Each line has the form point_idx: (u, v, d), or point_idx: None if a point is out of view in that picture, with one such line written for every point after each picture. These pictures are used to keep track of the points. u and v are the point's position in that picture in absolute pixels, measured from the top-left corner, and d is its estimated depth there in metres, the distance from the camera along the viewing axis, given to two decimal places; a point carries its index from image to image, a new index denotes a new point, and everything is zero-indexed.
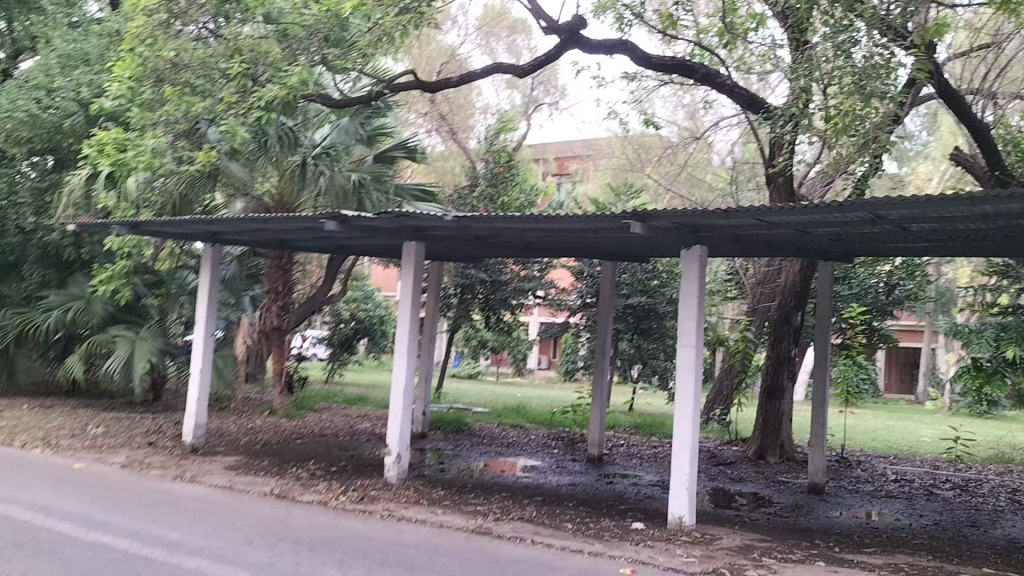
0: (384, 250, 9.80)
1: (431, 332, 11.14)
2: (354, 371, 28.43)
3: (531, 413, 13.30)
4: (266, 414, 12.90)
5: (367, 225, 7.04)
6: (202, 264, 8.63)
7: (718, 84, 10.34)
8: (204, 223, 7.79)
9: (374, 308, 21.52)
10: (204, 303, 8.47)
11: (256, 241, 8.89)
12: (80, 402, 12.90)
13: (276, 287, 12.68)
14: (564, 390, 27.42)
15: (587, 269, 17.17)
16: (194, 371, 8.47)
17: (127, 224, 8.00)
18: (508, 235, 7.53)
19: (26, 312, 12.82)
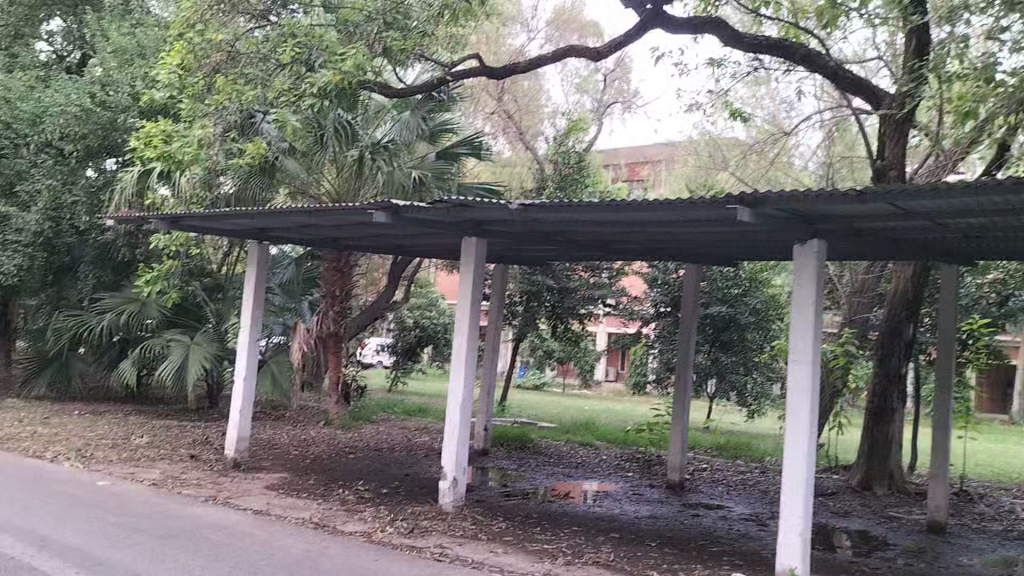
0: (446, 250, 9.00)
1: (495, 341, 10.27)
2: (418, 380, 27.87)
3: (602, 430, 12.34)
4: (322, 425, 12.22)
5: (423, 217, 6.20)
6: (249, 263, 7.92)
7: (816, 66, 9.36)
8: (247, 217, 7.08)
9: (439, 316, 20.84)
10: (251, 305, 7.77)
11: (305, 238, 8.18)
12: (134, 409, 12.44)
13: (335, 290, 11.98)
14: (634, 403, 26.32)
15: (661, 276, 16.16)
16: (238, 379, 7.74)
17: (166, 218, 7.28)
18: (581, 230, 6.63)
19: (80, 315, 12.44)
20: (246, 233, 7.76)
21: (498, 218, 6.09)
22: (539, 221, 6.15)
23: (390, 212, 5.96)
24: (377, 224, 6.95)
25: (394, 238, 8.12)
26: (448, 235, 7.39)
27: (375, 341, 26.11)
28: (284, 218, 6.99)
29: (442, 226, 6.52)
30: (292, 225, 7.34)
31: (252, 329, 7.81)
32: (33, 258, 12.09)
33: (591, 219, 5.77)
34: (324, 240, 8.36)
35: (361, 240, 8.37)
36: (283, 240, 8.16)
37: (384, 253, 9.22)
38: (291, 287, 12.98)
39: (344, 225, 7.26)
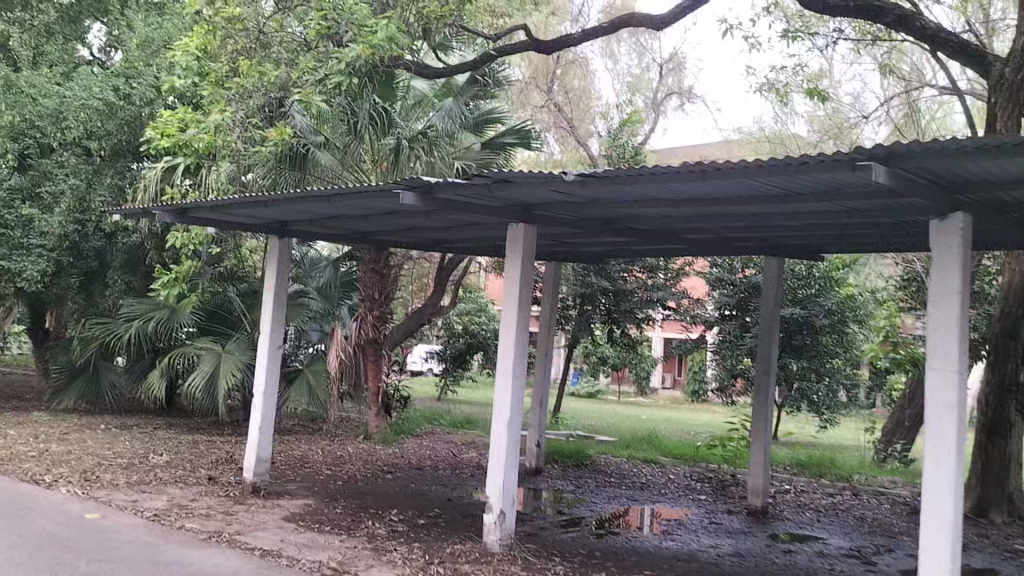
0: (491, 245, 8.00)
1: (546, 346, 9.22)
2: (468, 389, 26.99)
3: (666, 445, 11.20)
4: (361, 439, 11.28)
5: (463, 199, 5.17)
6: (268, 258, 7.01)
7: (916, 28, 8.12)
8: (264, 210, 6.15)
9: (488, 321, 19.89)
10: (270, 306, 6.84)
11: (333, 231, 7.26)
12: (164, 423, 11.69)
13: (374, 294, 11.09)
14: (696, 413, 24.98)
15: (726, 275, 14.93)
16: (257, 392, 6.81)
17: (170, 209, 6.36)
18: (648, 213, 5.57)
19: (108, 323, 11.74)
20: (266, 225, 6.84)
21: (552, 197, 5.04)
22: (602, 201, 5.09)
23: (421, 194, 4.94)
24: (409, 210, 5.97)
25: (431, 230, 7.16)
26: (493, 222, 6.39)
27: (423, 348, 25.35)
28: (304, 208, 6.04)
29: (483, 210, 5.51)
30: (314, 216, 6.42)
31: (272, 342, 6.87)
32: (58, 262, 11.47)
33: (667, 194, 4.67)
34: (354, 234, 7.42)
35: (395, 233, 7.42)
36: (309, 233, 7.23)
37: (422, 250, 8.27)
38: (330, 290, 12.17)
39: (373, 214, 6.31)
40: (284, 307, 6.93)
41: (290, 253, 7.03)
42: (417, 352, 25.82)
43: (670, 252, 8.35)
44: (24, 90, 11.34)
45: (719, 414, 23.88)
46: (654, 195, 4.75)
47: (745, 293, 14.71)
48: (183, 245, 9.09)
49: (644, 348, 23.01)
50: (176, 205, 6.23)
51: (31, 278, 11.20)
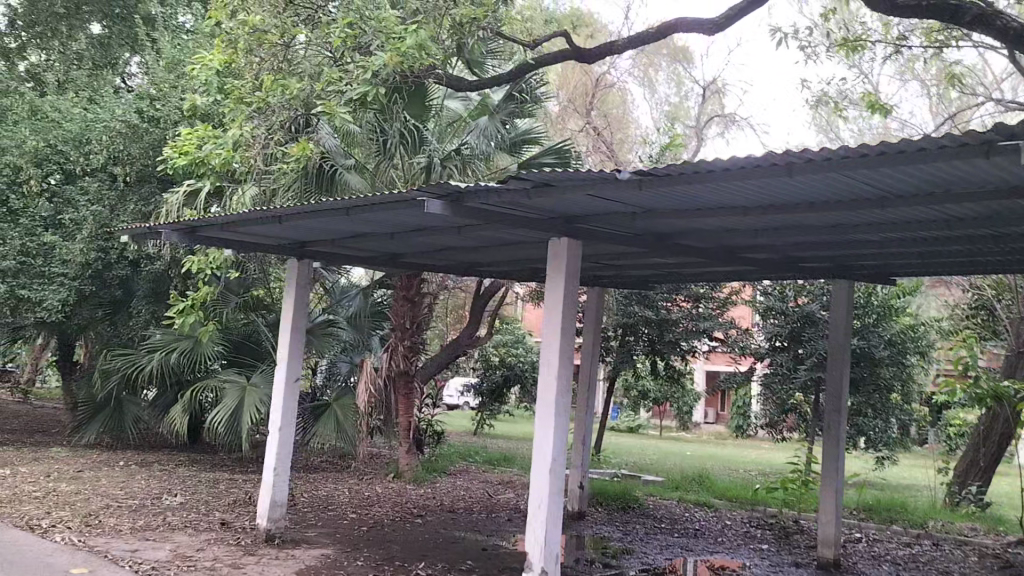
0: (530, 267, 7.37)
1: (590, 377, 8.51)
2: (504, 423, 26.24)
3: (719, 487, 10.36)
4: (389, 478, 10.56)
5: (499, 210, 4.55)
6: (287, 284, 6.43)
7: (993, 27, 7.41)
8: (278, 228, 5.58)
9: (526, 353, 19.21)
10: (288, 335, 6.24)
11: (359, 252, 6.68)
12: (187, 460, 11.14)
13: (405, 324, 10.46)
14: (741, 449, 23.93)
15: (777, 304, 14.10)
16: (272, 430, 6.20)
17: (179, 229, 5.80)
18: (709, 225, 4.90)
19: (130, 355, 11.26)
20: (284, 244, 6.28)
21: (601, 206, 4.40)
22: (658, 209, 4.43)
23: (452, 204, 4.33)
24: (440, 226, 5.38)
25: (465, 251, 6.55)
26: (532, 240, 5.76)
27: (458, 381, 24.77)
28: (321, 225, 5.46)
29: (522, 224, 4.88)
30: (336, 234, 5.82)
31: (290, 375, 6.26)
32: (81, 292, 11.07)
33: (736, 199, 4.00)
34: (381, 255, 6.84)
35: (426, 255, 6.83)
36: (331, 254, 6.66)
37: (455, 274, 7.66)
38: (360, 319, 11.60)
39: (400, 232, 5.72)
40: (303, 336, 6.33)
41: (312, 278, 6.45)
42: (453, 385, 25.15)
43: (725, 274, 7.63)
44: (49, 114, 11.09)
45: (767, 450, 22.81)
46: (721, 200, 4.08)
47: (798, 323, 13.85)
48: (202, 270, 8.58)
49: (687, 382, 22.12)
50: (182, 223, 5.68)
51: (52, 307, 10.80)
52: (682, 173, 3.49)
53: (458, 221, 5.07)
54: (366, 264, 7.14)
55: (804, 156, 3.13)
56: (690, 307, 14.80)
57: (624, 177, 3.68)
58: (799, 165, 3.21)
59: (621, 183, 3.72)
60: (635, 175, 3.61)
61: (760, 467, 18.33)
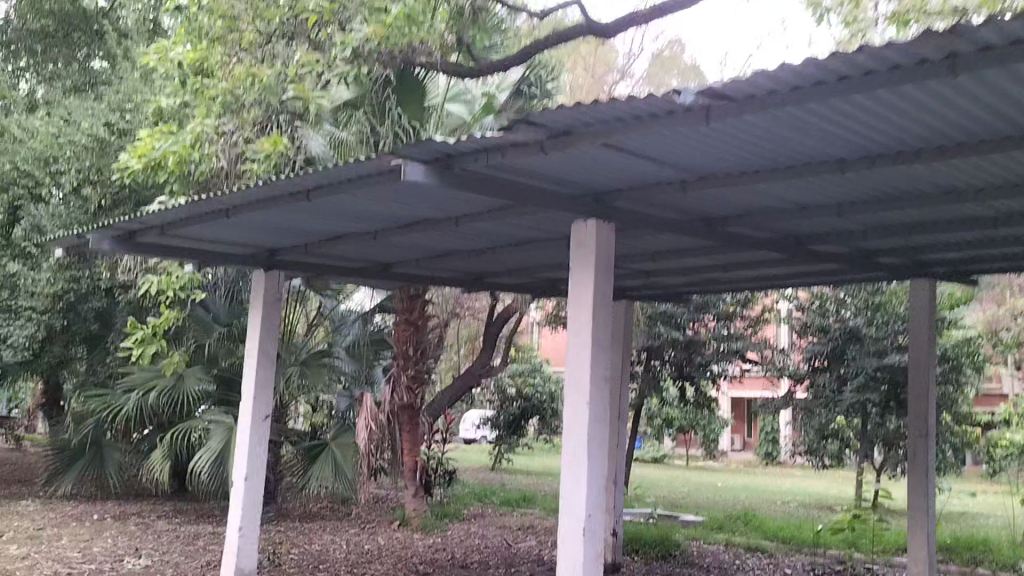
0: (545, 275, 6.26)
1: (618, 410, 7.31)
2: (522, 458, 24.94)
3: (769, 528, 9.03)
4: (395, 526, 9.29)
5: (504, 179, 3.38)
6: (252, 301, 5.33)
7: None
8: (231, 224, 4.47)
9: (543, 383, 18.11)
10: (254, 364, 5.15)
11: (341, 258, 5.54)
12: (172, 511, 9.97)
13: (407, 350, 9.27)
14: (774, 478, 22.48)
15: (818, 321, 12.68)
16: (238, 479, 5.12)
17: (116, 237, 4.70)
18: (780, 196, 3.73)
19: (106, 396, 10.13)
20: (248, 251, 5.19)
21: (642, 165, 3.23)
22: (719, 168, 3.27)
23: (440, 172, 3.18)
24: (433, 214, 4.23)
25: (468, 254, 5.39)
26: (551, 231, 4.61)
27: (474, 414, 23.58)
28: (282, 218, 4.33)
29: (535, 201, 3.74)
30: (308, 232, 4.71)
31: (257, 410, 5.18)
32: (52, 327, 10.02)
33: (835, 139, 2.83)
34: (369, 261, 5.71)
35: (422, 260, 5.68)
36: (307, 260, 5.53)
37: (459, 286, 6.50)
38: (359, 349, 10.51)
39: (385, 227, 4.59)
40: (273, 361, 5.25)
41: (282, 291, 5.36)
42: (469, 418, 23.92)
43: (776, 276, 6.49)
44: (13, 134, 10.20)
45: (803, 479, 21.34)
46: (813, 144, 2.91)
47: (840, 340, 12.40)
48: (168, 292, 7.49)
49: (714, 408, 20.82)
50: (111, 228, 4.56)
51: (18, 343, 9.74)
52: (772, 88, 2.32)
53: (453, 202, 3.93)
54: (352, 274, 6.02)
55: (980, 41, 1.96)
56: (716, 328, 13.54)
57: (682, 110, 2.52)
58: (967, 59, 2.04)
59: (676, 117, 2.56)
60: (701, 101, 2.44)
61: (800, 499, 16.96)
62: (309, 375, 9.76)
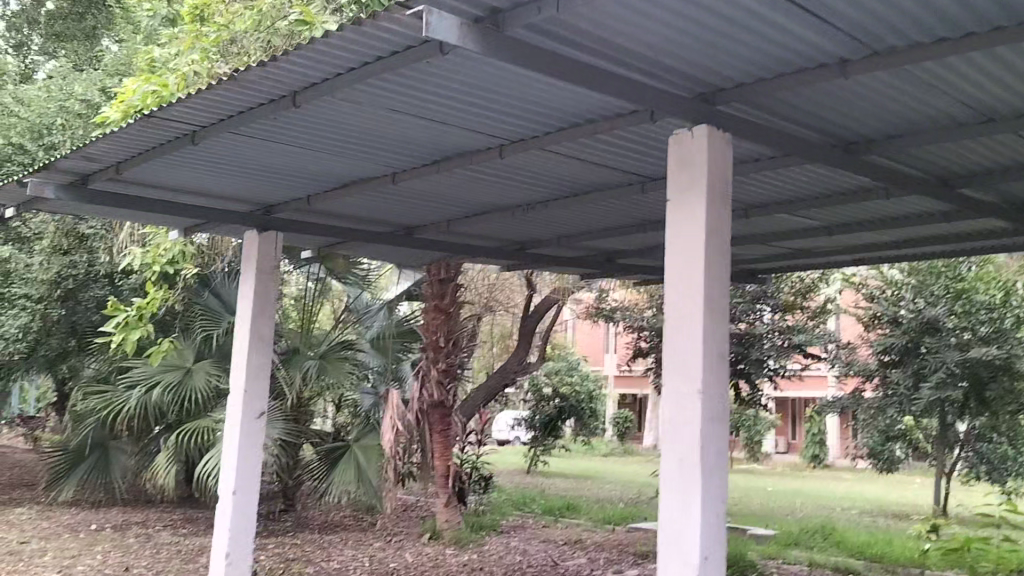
0: (603, 241, 5.17)
1: None
2: (557, 462, 23.80)
3: (852, 546, 7.82)
4: (426, 540, 8.10)
5: (579, 57, 2.30)
6: (245, 268, 4.32)
7: None
8: (206, 160, 3.44)
9: (582, 381, 16.99)
10: (244, 348, 4.15)
11: (355, 216, 4.50)
12: (180, 523, 8.91)
13: (437, 341, 8.19)
14: (825, 482, 21.13)
15: (887, 311, 10.68)
16: (226, 493, 4.10)
17: (70, 182, 3.65)
18: (967, 91, 2.63)
19: (107, 394, 8.89)
20: (241, 205, 4.13)
21: (795, 23, 2.12)
22: (912, 29, 2.16)
23: (486, 36, 2.08)
24: (469, 139, 3.17)
25: (511, 211, 4.32)
26: (625, 167, 3.52)
27: (507, 415, 22.51)
28: (269, 147, 3.29)
29: (617, 101, 2.66)
30: (310, 170, 3.63)
31: (250, 407, 4.18)
32: (47, 317, 9.06)
33: None
34: (390, 222, 4.66)
35: (454, 222, 4.62)
36: (311, 218, 4.48)
37: (497, 258, 5.44)
38: (383, 341, 9.43)
39: (404, 166, 3.53)
40: (269, 344, 4.25)
41: (280, 258, 4.34)
42: (500, 420, 22.80)
43: (886, 243, 5.32)
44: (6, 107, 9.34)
45: (857, 484, 19.92)
46: None
47: (914, 333, 10.41)
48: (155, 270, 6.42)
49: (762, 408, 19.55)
50: (53, 171, 3.53)
51: (9, 336, 8.78)
52: None
53: (497, 112, 2.85)
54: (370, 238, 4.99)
55: None
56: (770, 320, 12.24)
57: None
58: None
59: None
60: None
61: (860, 507, 15.65)
62: (330, 370, 8.72)
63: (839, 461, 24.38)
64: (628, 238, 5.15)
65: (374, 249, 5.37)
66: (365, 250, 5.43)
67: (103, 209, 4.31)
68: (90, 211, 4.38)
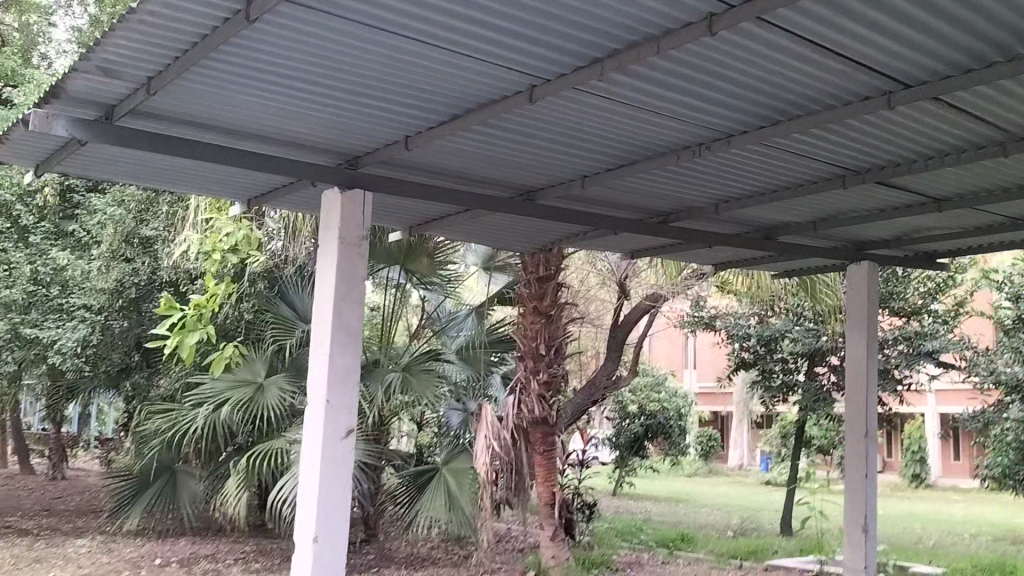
0: (772, 205, 4.03)
1: (866, 426, 4.96)
2: (640, 483, 22.32)
3: None
4: None
5: None
6: (325, 237, 3.20)
7: None
8: (266, 64, 2.42)
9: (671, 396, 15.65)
10: (327, 346, 3.06)
11: (462, 171, 3.43)
12: (250, 559, 7.85)
13: (537, 349, 7.08)
14: (938, 503, 19.28)
15: None
16: (305, 541, 3.02)
17: (90, 108, 2.68)
18: None
19: (172, 412, 7.88)
20: (317, 153, 3.12)
21: None
22: None
23: None
24: (653, 10, 2.10)
25: (674, 156, 3.18)
26: (869, 63, 2.41)
27: None
28: (357, 36, 2.25)
29: None
30: (410, 85, 2.57)
31: (334, 427, 3.08)
32: (108, 329, 8.27)
33: None
34: (506, 180, 3.57)
35: (590, 177, 3.49)
36: (405, 173, 3.42)
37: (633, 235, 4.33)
38: (472, 351, 8.38)
39: (545, 73, 2.47)
40: (358, 342, 3.13)
41: (368, 225, 3.23)
42: None
43: None
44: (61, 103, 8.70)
45: (973, 507, 17.96)
46: None
47: None
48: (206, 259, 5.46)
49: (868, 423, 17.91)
50: (67, 98, 2.63)
51: (67, 350, 8.01)
52: None
53: None
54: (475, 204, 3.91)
55: None
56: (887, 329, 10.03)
57: None
58: None
59: None
60: None
61: (993, 533, 13.92)
62: (413, 382, 7.65)
63: (943, 482, 22.32)
64: (810, 200, 3.96)
65: (478, 223, 4.28)
66: (466, 225, 4.36)
67: (147, 167, 3.38)
68: (133, 172, 3.47)
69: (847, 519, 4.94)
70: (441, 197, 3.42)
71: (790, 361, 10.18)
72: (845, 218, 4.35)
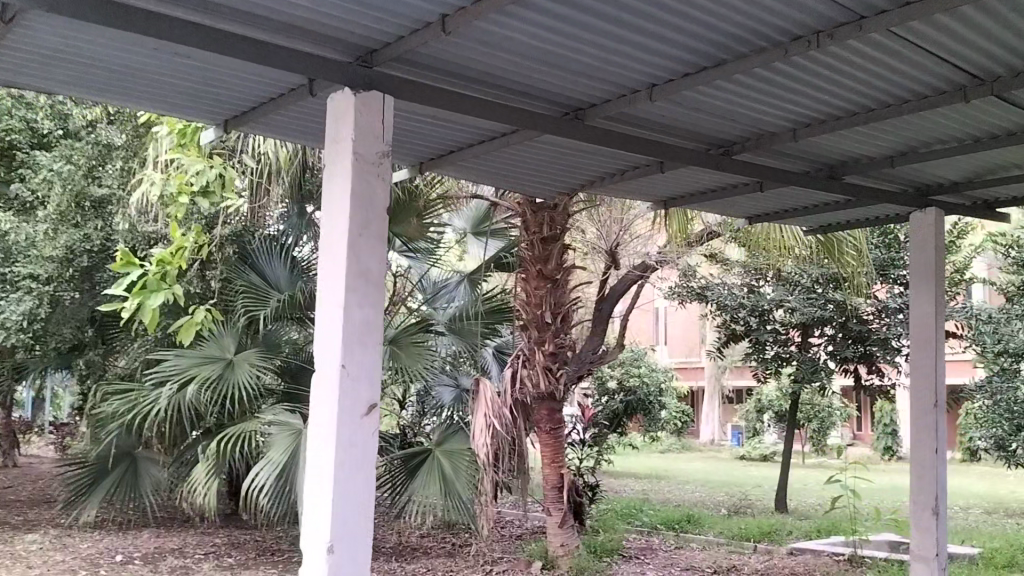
0: (857, 130, 3.37)
1: (931, 393, 4.36)
2: (614, 461, 21.82)
3: None
4: (536, 568, 6.33)
5: None
6: (333, 156, 2.45)
7: None
8: None
9: (649, 371, 15.06)
10: (342, 296, 2.33)
11: (502, 74, 2.70)
12: (223, 554, 7.10)
13: (541, 318, 6.40)
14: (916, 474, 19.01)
15: None
16: (320, 551, 2.33)
17: None
18: None
19: (132, 392, 7.06)
20: (319, 41, 2.38)
21: None
22: None
23: None
24: None
25: (778, 51, 2.49)
26: None
27: None
28: None
29: None
30: None
31: (352, 402, 2.36)
32: (58, 301, 7.41)
33: None
34: (552, 91, 2.85)
35: (659, 88, 2.78)
36: (428, 78, 2.69)
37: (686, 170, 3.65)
38: (463, 322, 7.60)
39: None
40: (379, 292, 2.41)
41: (388, 140, 2.49)
42: None
43: None
44: None
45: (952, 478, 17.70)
46: None
47: None
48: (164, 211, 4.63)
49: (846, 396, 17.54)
50: None
51: (11, 325, 7.20)
52: None
53: None
54: (506, 126, 3.19)
55: None
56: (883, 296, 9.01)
57: None
58: None
59: None
60: None
61: (980, 506, 13.62)
62: (401, 357, 6.89)
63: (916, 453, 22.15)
64: (905, 124, 3.30)
65: (502, 153, 3.55)
66: (489, 157, 3.62)
67: (97, 67, 2.63)
68: (79, 76, 2.71)
69: (914, 499, 4.37)
70: (475, 109, 2.68)
71: (784, 332, 9.34)
72: (932, 150, 3.69)
